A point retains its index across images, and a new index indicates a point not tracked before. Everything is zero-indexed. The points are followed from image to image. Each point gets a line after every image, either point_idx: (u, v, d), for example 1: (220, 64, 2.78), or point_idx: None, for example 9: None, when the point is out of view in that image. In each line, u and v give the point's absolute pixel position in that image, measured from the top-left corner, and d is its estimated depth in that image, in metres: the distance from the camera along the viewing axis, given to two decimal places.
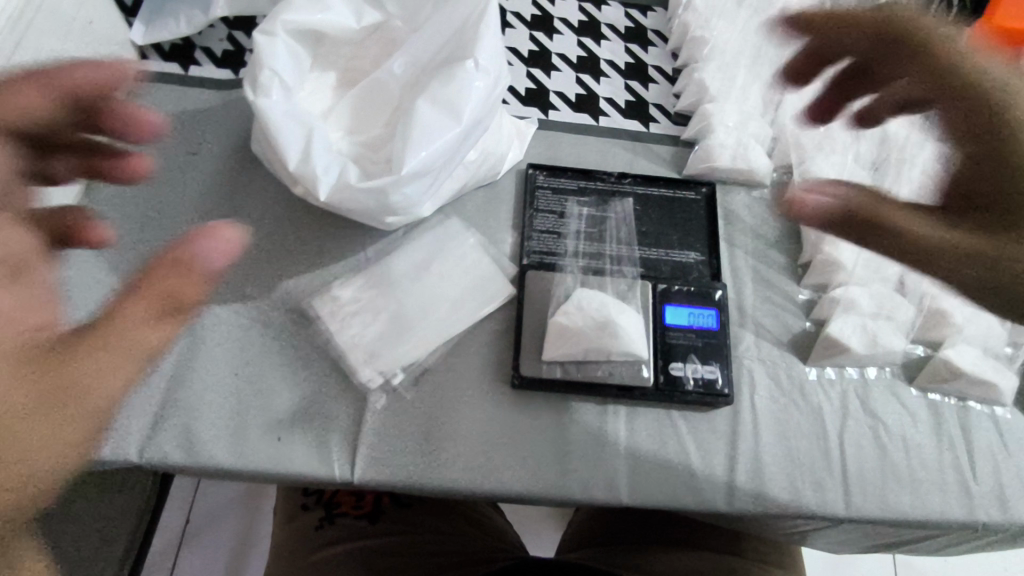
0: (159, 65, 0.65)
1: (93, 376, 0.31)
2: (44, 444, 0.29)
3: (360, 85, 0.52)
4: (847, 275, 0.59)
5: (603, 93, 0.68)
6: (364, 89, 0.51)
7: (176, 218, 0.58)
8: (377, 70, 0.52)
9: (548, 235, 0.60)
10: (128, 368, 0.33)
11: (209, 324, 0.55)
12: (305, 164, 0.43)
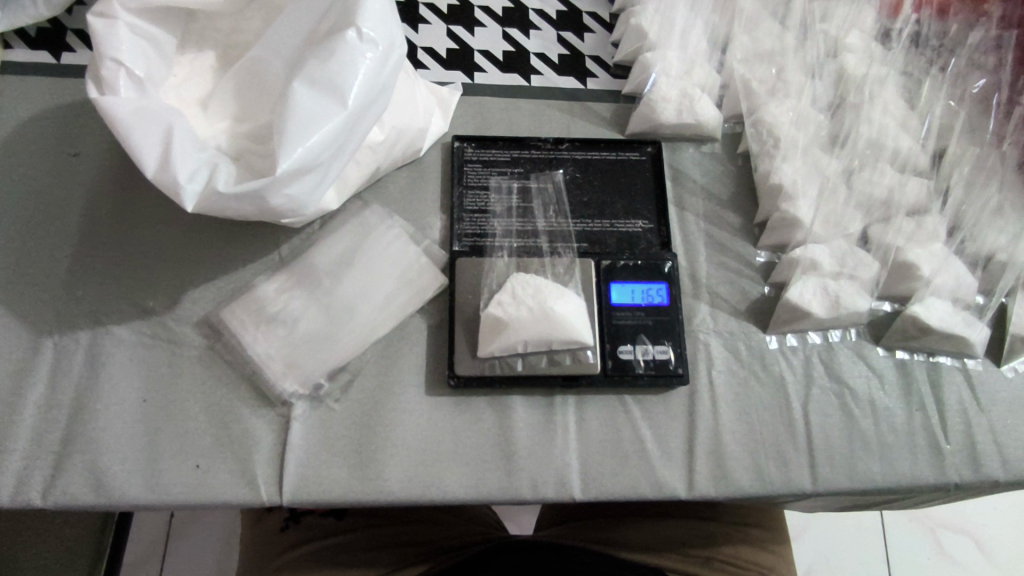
0: (26, 54, 0.57)
1: None
2: None
3: (242, 64, 0.46)
4: (806, 232, 0.54)
5: (533, 48, 0.61)
6: (246, 69, 0.45)
7: (61, 232, 0.52)
8: (256, 47, 0.45)
9: (479, 214, 0.54)
10: None
11: (109, 347, 0.49)
12: (165, 170, 0.37)
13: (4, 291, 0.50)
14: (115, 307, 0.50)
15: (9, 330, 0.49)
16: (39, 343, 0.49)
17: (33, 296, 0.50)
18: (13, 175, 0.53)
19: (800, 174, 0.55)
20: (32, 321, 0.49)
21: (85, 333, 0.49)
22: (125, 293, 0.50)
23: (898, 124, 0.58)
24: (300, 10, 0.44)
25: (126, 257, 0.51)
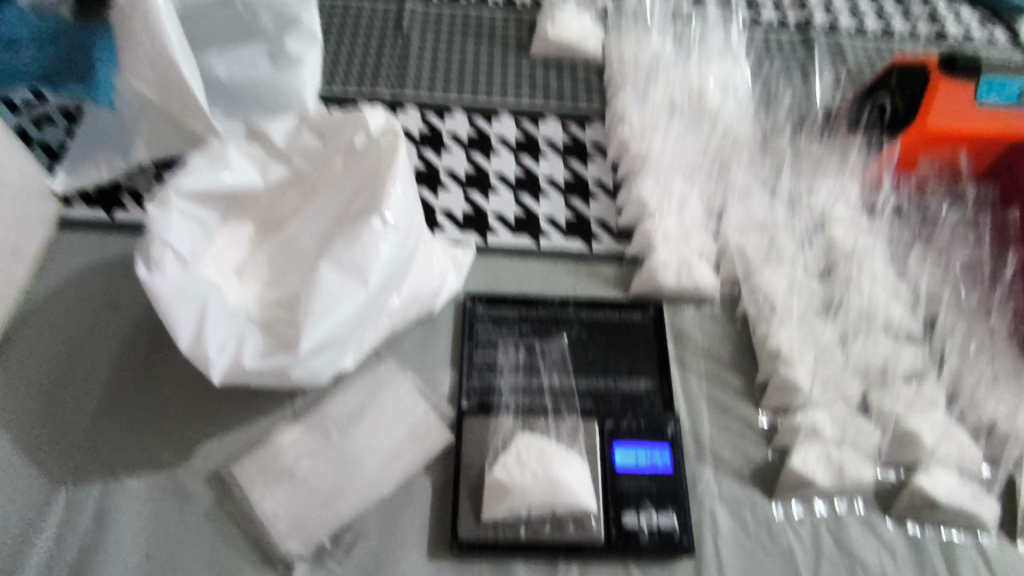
0: (83, 212, 0.62)
1: None
2: None
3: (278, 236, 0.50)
4: (806, 397, 0.55)
5: (543, 212, 0.67)
6: (282, 241, 0.50)
7: (90, 381, 0.54)
8: (290, 221, 0.50)
9: (486, 370, 0.57)
10: None
11: (119, 499, 0.50)
12: (198, 345, 0.40)
13: (27, 438, 0.51)
14: (132, 457, 0.51)
15: (25, 479, 0.50)
16: (51, 494, 0.50)
17: (56, 445, 0.51)
18: (55, 324, 0.57)
19: (796, 340, 0.57)
20: (49, 469, 0.50)
21: (98, 483, 0.50)
22: (144, 444, 0.52)
23: (890, 291, 0.60)
24: (333, 193, 0.49)
25: (147, 406, 0.53)
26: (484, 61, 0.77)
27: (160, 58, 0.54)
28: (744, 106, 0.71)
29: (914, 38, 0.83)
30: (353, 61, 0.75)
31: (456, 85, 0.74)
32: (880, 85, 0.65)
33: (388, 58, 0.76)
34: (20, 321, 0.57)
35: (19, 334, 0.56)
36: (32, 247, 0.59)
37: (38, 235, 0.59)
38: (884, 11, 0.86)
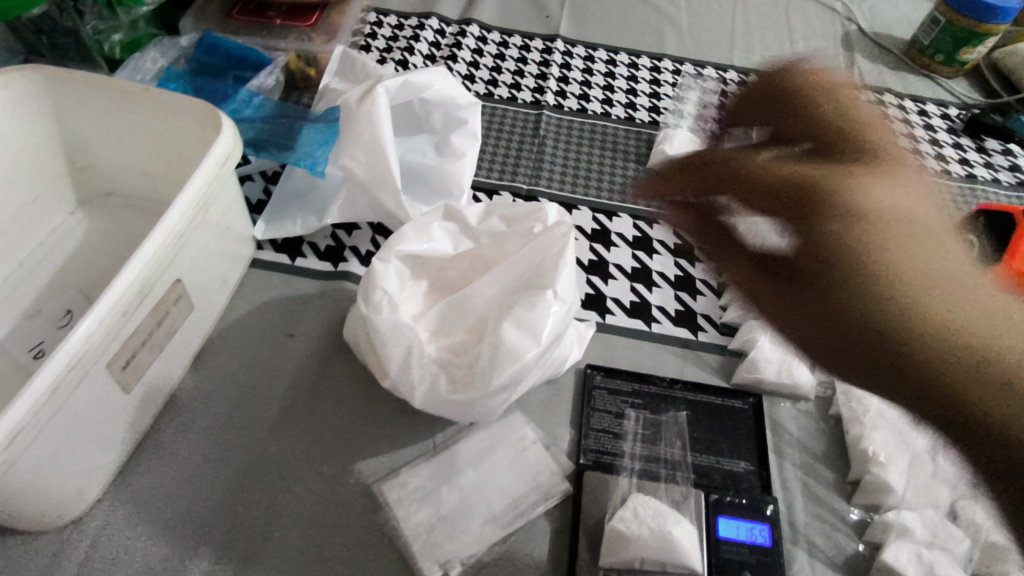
0: (272, 255, 0.75)
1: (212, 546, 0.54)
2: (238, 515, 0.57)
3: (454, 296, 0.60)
4: (897, 498, 0.60)
5: (655, 301, 0.76)
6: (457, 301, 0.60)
7: (268, 398, 0.64)
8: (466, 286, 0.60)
9: (603, 434, 0.64)
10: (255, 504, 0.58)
11: (285, 501, 0.58)
12: (404, 376, 0.52)
13: (215, 438, 0.61)
14: (297, 466, 0.60)
15: (212, 473, 0.59)
16: (231, 488, 0.58)
17: (238, 447, 0.61)
18: (243, 345, 0.68)
19: (890, 444, 0.62)
20: (231, 468, 0.60)
21: (269, 485, 0.59)
22: (308, 458, 0.61)
23: None
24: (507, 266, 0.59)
25: (314, 424, 0.63)
26: (607, 167, 0.89)
27: (373, 145, 0.68)
28: None
29: (996, 185, 0.92)
30: (498, 157, 0.88)
31: (583, 185, 0.86)
32: (968, 226, 0.74)
33: (526, 157, 0.89)
34: (215, 339, 0.68)
35: (214, 350, 0.67)
36: (233, 278, 0.71)
37: (239, 270, 0.72)
38: (967, 159, 0.96)
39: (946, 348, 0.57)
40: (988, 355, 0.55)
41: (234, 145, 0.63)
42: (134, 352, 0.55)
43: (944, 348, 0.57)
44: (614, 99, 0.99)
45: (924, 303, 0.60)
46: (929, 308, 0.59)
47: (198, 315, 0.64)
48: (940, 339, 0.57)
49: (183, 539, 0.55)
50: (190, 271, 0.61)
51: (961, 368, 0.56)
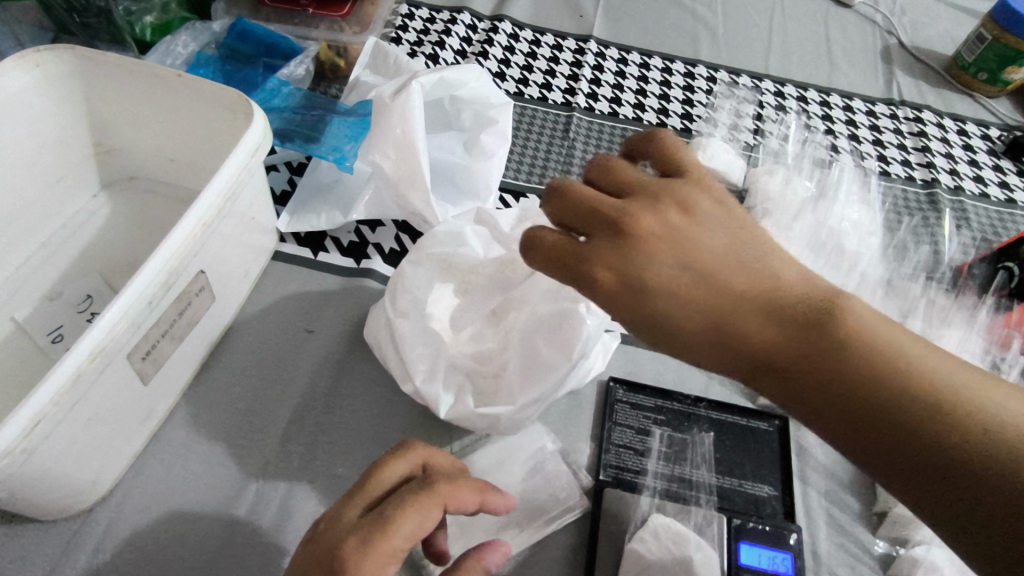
0: (294, 248, 0.74)
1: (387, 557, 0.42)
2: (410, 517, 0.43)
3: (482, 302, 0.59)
4: (927, 534, 0.58)
5: None
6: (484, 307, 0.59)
7: (285, 394, 0.63)
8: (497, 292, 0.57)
9: (624, 450, 0.62)
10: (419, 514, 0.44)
11: (298, 502, 0.57)
12: (429, 383, 0.50)
13: (229, 434, 0.60)
14: (311, 466, 0.59)
15: (226, 469, 0.58)
16: (244, 485, 0.58)
17: (253, 444, 0.60)
18: (262, 339, 0.67)
19: None
20: (245, 464, 0.59)
21: (283, 484, 0.58)
22: (323, 458, 0.60)
23: None
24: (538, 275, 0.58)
25: (331, 423, 0.62)
26: None
27: (404, 142, 0.67)
28: (875, 250, 0.77)
29: None
30: (526, 158, 0.87)
31: None
32: (1010, 254, 0.73)
33: (554, 160, 0.87)
34: (233, 332, 0.67)
35: (232, 342, 0.66)
36: (255, 270, 0.70)
37: (261, 262, 0.71)
38: (1007, 182, 0.93)
39: (926, 417, 0.36)
40: (960, 413, 0.36)
41: (265, 136, 0.62)
42: (154, 343, 0.54)
43: (925, 409, 0.37)
44: (646, 105, 0.97)
45: (874, 340, 0.39)
46: (874, 345, 0.38)
47: (218, 307, 0.64)
48: (936, 413, 0.36)
49: (194, 535, 0.55)
50: (213, 263, 0.60)
51: (915, 431, 0.36)
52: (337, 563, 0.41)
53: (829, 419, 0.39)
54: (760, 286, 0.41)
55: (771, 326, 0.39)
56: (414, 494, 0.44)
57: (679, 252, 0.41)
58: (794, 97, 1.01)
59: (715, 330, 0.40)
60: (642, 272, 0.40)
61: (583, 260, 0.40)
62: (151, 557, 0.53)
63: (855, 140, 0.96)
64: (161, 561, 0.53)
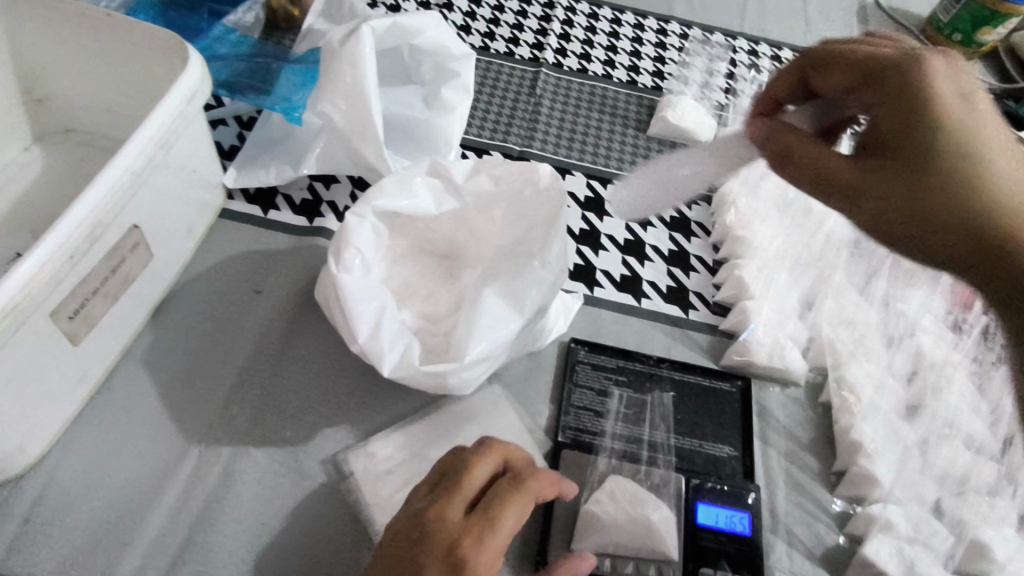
0: (243, 206, 0.71)
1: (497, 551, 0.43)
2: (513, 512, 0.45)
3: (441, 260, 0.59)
4: (884, 492, 0.58)
5: (645, 275, 0.72)
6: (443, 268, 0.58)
7: (231, 357, 0.61)
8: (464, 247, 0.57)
9: (584, 412, 0.61)
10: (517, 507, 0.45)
11: (243, 467, 0.55)
12: (373, 338, 0.46)
13: (170, 397, 0.58)
14: (258, 431, 0.57)
15: (166, 434, 0.56)
16: (186, 451, 0.55)
17: (196, 408, 0.57)
18: (207, 299, 0.64)
19: (880, 436, 0.60)
20: (187, 429, 0.56)
21: (227, 449, 0.56)
22: (270, 421, 0.57)
23: (970, 408, 0.61)
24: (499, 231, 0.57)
25: (279, 386, 0.59)
26: (604, 133, 0.84)
27: (355, 93, 0.63)
28: None
29: None
30: (490, 114, 0.83)
31: (577, 149, 0.82)
32: None
33: (520, 117, 0.84)
34: (176, 292, 0.64)
35: (175, 304, 0.63)
36: (199, 229, 0.66)
37: (206, 220, 0.67)
38: None
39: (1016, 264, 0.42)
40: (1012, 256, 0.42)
41: (202, 81, 0.58)
42: (83, 300, 0.51)
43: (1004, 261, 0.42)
44: (617, 61, 0.93)
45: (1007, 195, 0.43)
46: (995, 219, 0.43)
47: (157, 265, 0.60)
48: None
49: (131, 502, 0.52)
50: (149, 217, 0.56)
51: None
52: (461, 564, 0.41)
53: (980, 288, 0.44)
54: (1007, 179, 0.43)
55: (991, 212, 0.42)
56: (510, 489, 0.46)
57: (999, 146, 0.44)
58: (767, 56, 0.99)
59: (939, 203, 0.43)
60: (947, 134, 0.43)
61: (914, 113, 0.44)
62: (84, 525, 0.51)
63: None
64: (94, 528, 0.50)
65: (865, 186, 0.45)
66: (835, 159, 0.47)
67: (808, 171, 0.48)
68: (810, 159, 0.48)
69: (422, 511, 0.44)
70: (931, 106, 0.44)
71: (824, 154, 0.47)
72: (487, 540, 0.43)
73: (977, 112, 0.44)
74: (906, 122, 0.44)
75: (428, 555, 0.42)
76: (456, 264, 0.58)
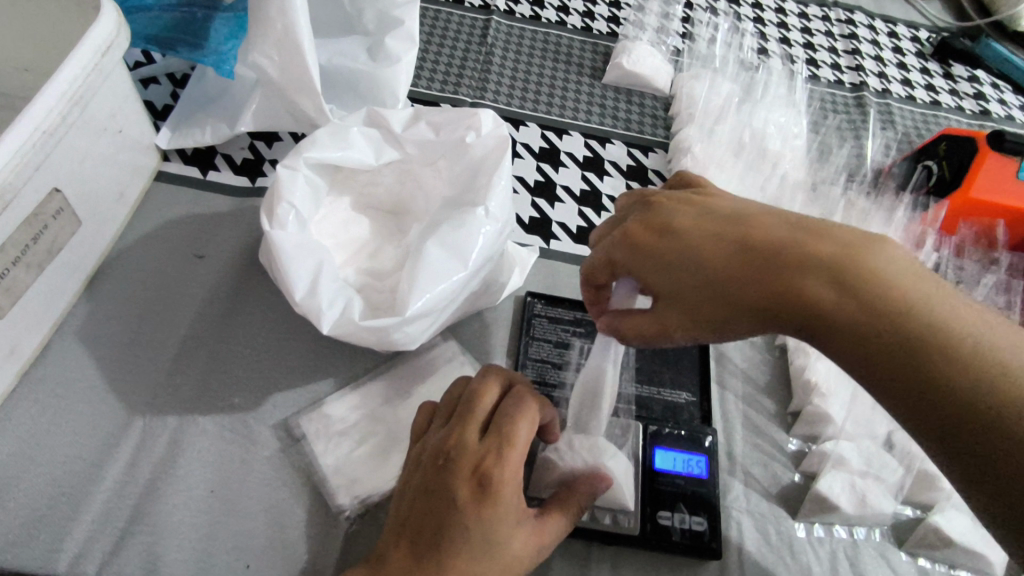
0: (180, 168, 0.67)
1: (516, 465, 0.42)
2: (525, 421, 0.44)
3: (386, 216, 0.58)
4: (837, 429, 0.59)
5: (602, 226, 0.71)
6: (390, 226, 0.58)
7: (175, 324, 0.58)
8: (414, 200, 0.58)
9: (542, 364, 0.60)
10: (529, 416, 0.44)
11: (191, 436, 0.53)
12: (312, 298, 0.45)
13: (111, 369, 0.55)
14: (205, 399, 0.55)
15: (107, 406, 0.54)
16: (130, 422, 0.53)
17: (138, 378, 0.55)
18: (145, 267, 0.61)
19: (832, 375, 0.61)
20: (130, 400, 0.54)
21: (173, 419, 0.54)
22: (218, 388, 0.56)
23: None
24: (444, 181, 0.56)
25: (227, 352, 0.58)
26: (558, 81, 0.82)
27: (288, 42, 0.60)
28: (800, 153, 0.76)
29: (960, 112, 0.88)
30: (440, 65, 0.80)
31: (530, 99, 0.79)
32: (930, 152, 0.73)
33: (471, 67, 0.81)
34: (111, 261, 0.61)
35: (111, 273, 0.60)
36: (132, 194, 0.63)
37: (140, 183, 0.64)
38: (933, 85, 0.92)
39: (862, 348, 0.36)
40: (864, 332, 0.36)
41: (119, 30, 0.54)
42: (4, 270, 0.48)
43: (870, 336, 0.36)
44: (571, 8, 0.90)
45: (808, 277, 0.37)
46: (805, 300, 0.37)
47: (87, 232, 0.57)
48: (855, 312, 0.36)
49: (74, 477, 0.50)
50: (73, 181, 0.53)
51: (918, 386, 0.34)
52: (486, 483, 0.41)
53: (855, 372, 0.37)
54: (749, 269, 0.39)
55: (777, 303, 0.38)
56: (518, 404, 0.45)
57: (724, 240, 0.40)
58: None
59: (721, 318, 0.40)
60: (670, 262, 0.41)
61: (638, 254, 0.43)
62: (23, 502, 0.48)
63: (787, 43, 0.92)
64: (35, 505, 0.49)
65: (675, 328, 0.42)
66: (648, 319, 0.44)
67: (640, 338, 0.44)
68: (633, 328, 0.44)
69: (443, 440, 0.44)
70: (646, 251, 0.43)
71: (638, 319, 0.44)
72: (506, 454, 0.42)
73: (676, 233, 0.42)
74: (653, 267, 0.42)
75: (453, 481, 0.41)
76: (404, 219, 0.58)
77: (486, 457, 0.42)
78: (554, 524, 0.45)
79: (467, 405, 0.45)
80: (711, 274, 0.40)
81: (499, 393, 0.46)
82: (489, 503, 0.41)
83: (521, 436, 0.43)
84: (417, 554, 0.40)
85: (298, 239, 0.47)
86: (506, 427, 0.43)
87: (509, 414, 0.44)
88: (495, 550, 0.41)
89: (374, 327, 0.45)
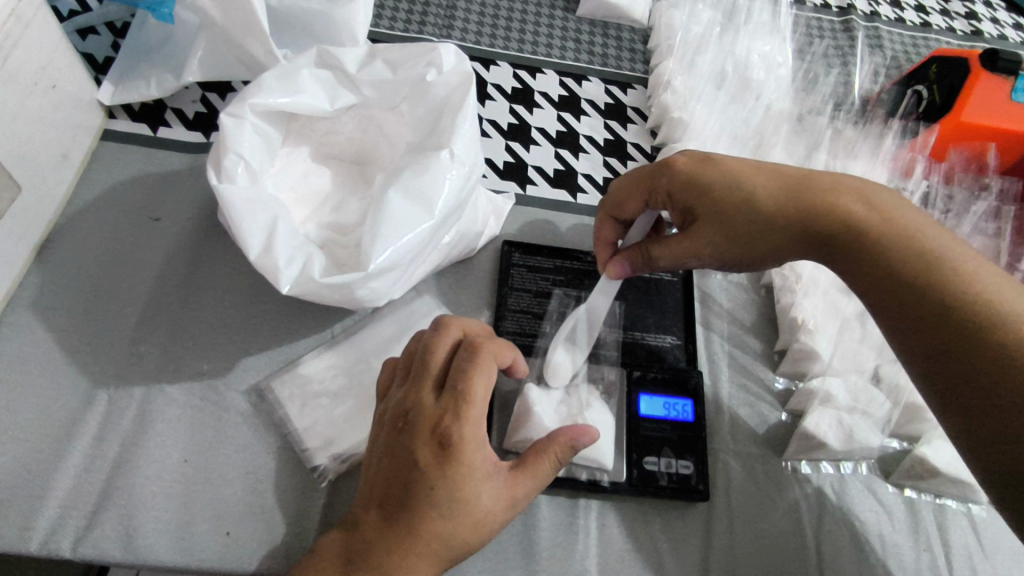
0: (128, 125, 0.63)
1: (477, 422, 0.41)
2: (481, 377, 0.42)
3: (349, 165, 0.55)
4: (824, 366, 0.58)
5: (581, 168, 0.68)
6: (354, 176, 0.55)
7: (135, 291, 0.55)
8: (379, 147, 0.54)
9: (522, 315, 0.58)
10: (485, 372, 0.42)
11: (159, 405, 0.51)
12: (267, 255, 0.43)
13: (68, 340, 0.53)
14: (172, 367, 0.53)
15: (68, 379, 0.51)
16: (94, 395, 0.51)
17: (100, 349, 0.53)
18: (98, 232, 0.57)
19: (818, 311, 0.60)
20: (92, 372, 0.52)
21: (139, 390, 0.52)
22: (186, 356, 0.53)
23: None
24: (410, 125, 0.53)
25: (193, 318, 0.55)
26: (530, 17, 0.77)
27: None
28: (785, 83, 0.72)
29: (951, 33, 0.84)
30: (402, 2, 0.75)
31: (500, 36, 0.75)
32: (920, 76, 0.70)
33: (436, 4, 0.75)
34: (61, 227, 0.57)
35: (62, 239, 0.57)
36: (78, 155, 0.59)
37: (85, 144, 0.60)
38: (924, 6, 0.87)
39: (876, 258, 0.45)
40: (879, 244, 0.45)
41: None
42: None
43: (885, 246, 0.45)
44: None
45: (838, 201, 0.46)
46: (835, 214, 0.46)
47: (30, 197, 0.53)
48: (875, 229, 0.45)
49: (37, 454, 0.48)
50: (6, 142, 0.49)
51: (915, 295, 0.43)
52: (446, 442, 0.40)
53: (865, 280, 0.46)
54: (785, 192, 0.47)
55: (809, 220, 0.47)
56: (469, 358, 0.42)
57: (767, 172, 0.48)
58: None
59: (757, 230, 0.47)
60: (716, 186, 0.48)
61: (684, 180, 0.50)
62: None
63: None
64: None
65: (705, 245, 0.49)
66: (678, 242, 0.50)
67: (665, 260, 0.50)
68: (660, 253, 0.50)
69: (402, 401, 0.43)
70: (692, 177, 0.49)
71: (665, 244, 0.50)
72: (463, 411, 0.40)
73: (722, 165, 0.49)
74: (698, 191, 0.49)
75: (412, 445, 0.40)
76: (369, 170, 0.55)
77: (445, 419, 0.41)
78: (530, 476, 0.43)
79: (420, 365, 0.43)
80: (753, 195, 0.47)
81: (453, 343, 0.44)
82: (452, 461, 0.40)
83: (478, 393, 0.41)
84: (387, 516, 0.40)
85: (246, 195, 0.44)
86: (459, 384, 0.41)
87: (461, 368, 0.42)
88: (464, 506, 0.40)
89: (335, 282, 0.43)
